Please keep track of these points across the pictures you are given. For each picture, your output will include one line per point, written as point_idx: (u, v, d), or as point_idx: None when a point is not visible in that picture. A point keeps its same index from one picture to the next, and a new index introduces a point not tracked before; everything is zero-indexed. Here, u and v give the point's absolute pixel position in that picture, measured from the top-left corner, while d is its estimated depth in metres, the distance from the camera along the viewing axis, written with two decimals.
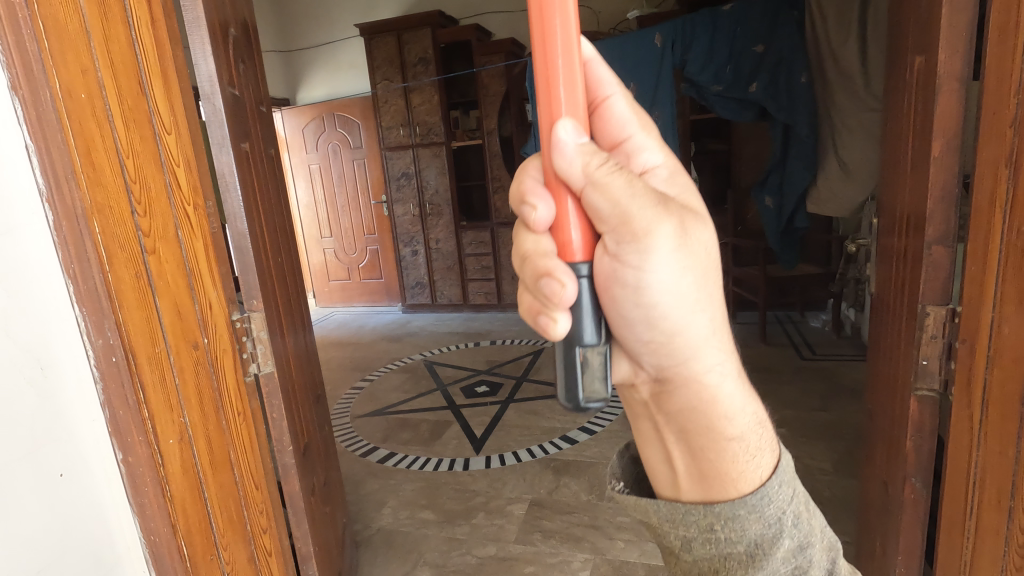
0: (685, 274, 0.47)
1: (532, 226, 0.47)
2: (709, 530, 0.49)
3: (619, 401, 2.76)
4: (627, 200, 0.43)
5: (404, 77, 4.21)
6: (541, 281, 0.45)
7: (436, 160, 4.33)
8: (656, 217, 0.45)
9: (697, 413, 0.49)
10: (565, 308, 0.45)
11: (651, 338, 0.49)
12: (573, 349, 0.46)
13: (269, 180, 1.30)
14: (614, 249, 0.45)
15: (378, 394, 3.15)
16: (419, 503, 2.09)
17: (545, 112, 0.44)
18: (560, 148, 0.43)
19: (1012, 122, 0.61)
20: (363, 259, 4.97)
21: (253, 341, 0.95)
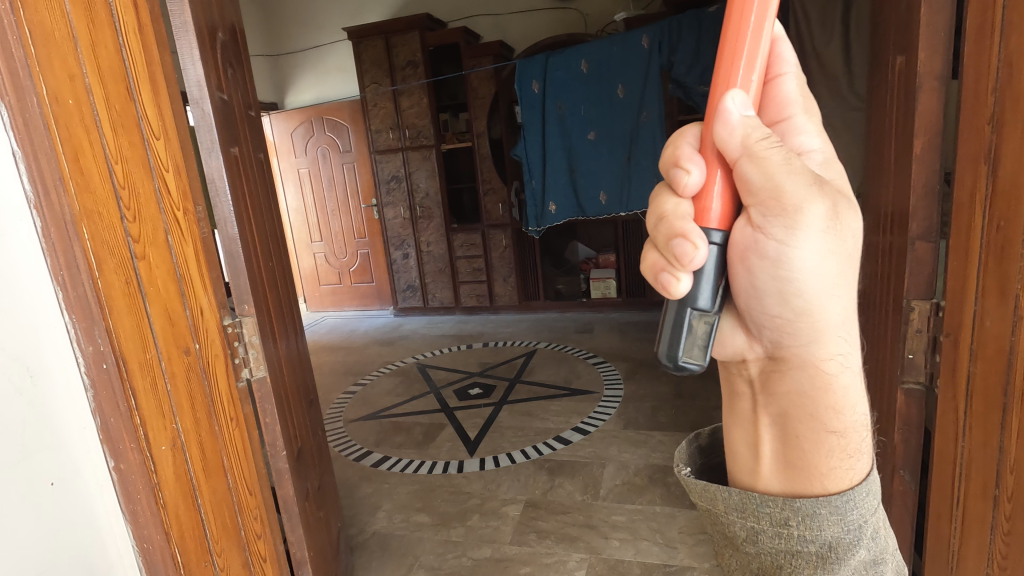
0: (830, 257, 0.47)
1: (678, 190, 0.47)
2: (782, 524, 0.50)
3: (613, 401, 2.76)
4: (782, 175, 0.44)
5: (392, 80, 4.21)
6: (673, 242, 0.46)
7: (426, 163, 4.33)
8: (810, 195, 0.45)
9: (807, 399, 0.49)
10: (688, 271, 0.45)
11: (779, 313, 0.49)
12: (685, 310, 0.48)
13: (260, 187, 1.29)
14: (760, 222, 0.46)
15: (372, 398, 3.14)
16: (414, 506, 2.09)
17: (721, 81, 0.45)
18: (731, 115, 0.44)
19: (989, 120, 0.62)
20: (354, 263, 4.95)
21: (245, 346, 0.95)
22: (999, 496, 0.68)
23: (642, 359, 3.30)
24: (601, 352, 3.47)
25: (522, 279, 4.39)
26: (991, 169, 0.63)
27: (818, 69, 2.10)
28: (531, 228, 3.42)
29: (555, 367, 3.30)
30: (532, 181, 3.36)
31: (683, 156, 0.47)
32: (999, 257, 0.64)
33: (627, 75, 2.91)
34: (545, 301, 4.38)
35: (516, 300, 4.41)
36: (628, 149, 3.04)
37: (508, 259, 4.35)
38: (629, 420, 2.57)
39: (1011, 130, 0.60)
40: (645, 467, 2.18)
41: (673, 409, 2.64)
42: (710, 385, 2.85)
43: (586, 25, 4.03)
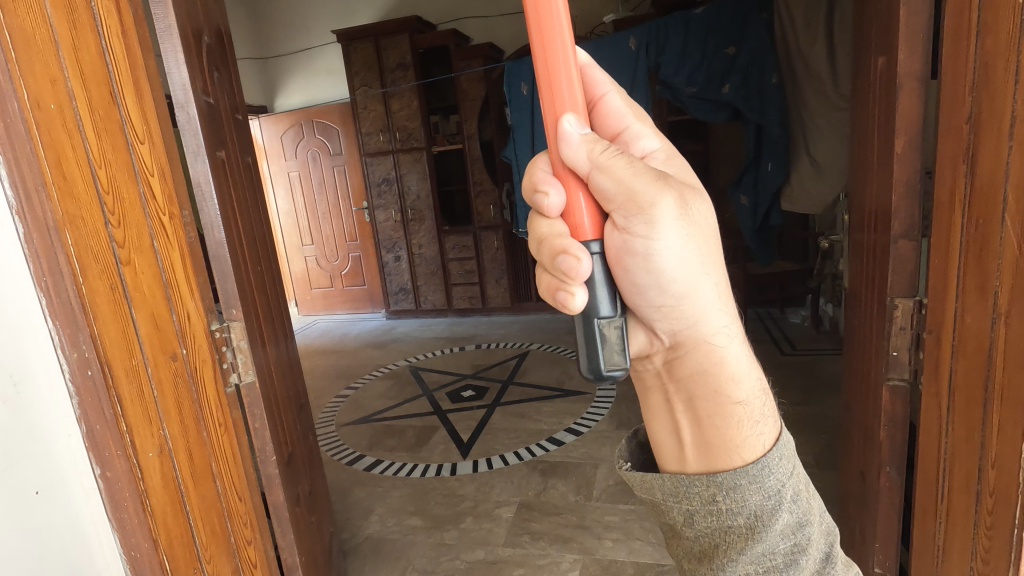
0: (690, 242, 0.51)
1: (546, 213, 0.52)
2: (711, 502, 0.49)
3: (604, 401, 2.77)
4: (630, 179, 0.48)
5: (382, 83, 4.20)
6: (558, 259, 0.50)
7: (417, 165, 4.32)
8: (658, 190, 0.49)
9: (707, 375, 0.51)
10: (581, 283, 0.50)
11: (661, 302, 0.52)
12: (591, 322, 0.51)
13: (247, 190, 1.28)
14: (623, 224, 0.49)
15: (364, 401, 3.13)
16: (406, 509, 2.08)
17: (549, 110, 0.49)
18: (567, 138, 0.48)
19: (967, 120, 0.63)
20: (345, 266, 4.93)
21: (232, 351, 0.95)
22: (981, 490, 0.68)
23: None
24: None
25: (515, 280, 4.39)
26: (965, 165, 0.64)
27: (805, 70, 2.12)
28: (521, 229, 3.44)
29: (547, 368, 3.30)
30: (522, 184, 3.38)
31: (540, 182, 0.51)
32: (978, 254, 0.64)
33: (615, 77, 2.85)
34: (538, 301, 4.39)
35: (508, 302, 4.41)
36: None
37: (500, 261, 4.35)
38: (620, 420, 2.58)
39: (987, 130, 0.60)
40: None
41: None
42: None
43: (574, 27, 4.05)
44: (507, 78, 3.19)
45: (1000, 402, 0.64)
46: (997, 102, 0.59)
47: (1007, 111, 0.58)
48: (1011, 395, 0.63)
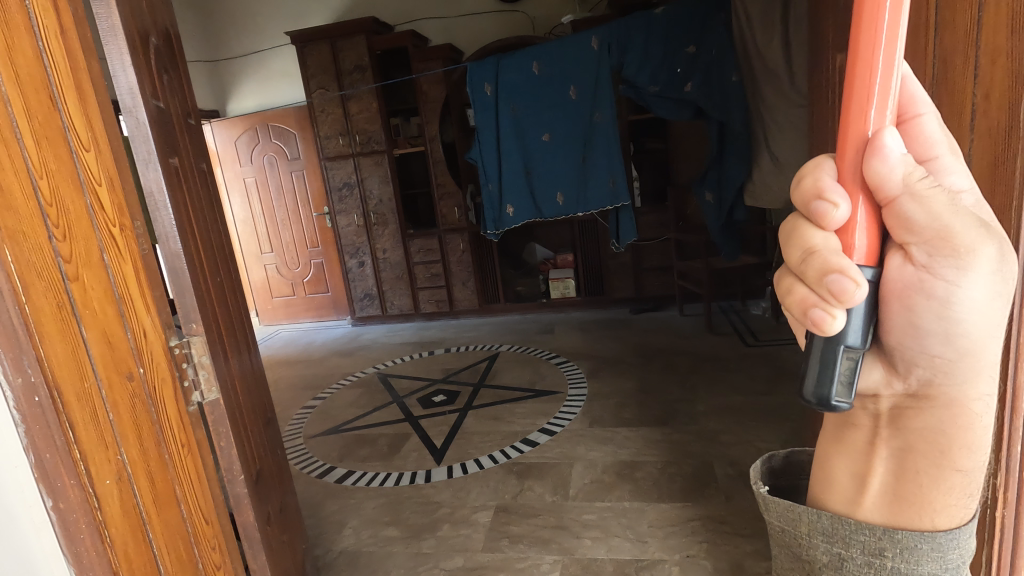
0: (1001, 298, 0.43)
1: (823, 225, 0.42)
2: (874, 554, 0.47)
3: (578, 400, 2.79)
4: (947, 215, 0.41)
5: (339, 85, 4.12)
6: (828, 277, 0.40)
7: (378, 168, 4.25)
8: (980, 237, 0.42)
9: (940, 435, 0.45)
10: (846, 309, 0.40)
11: (939, 353, 0.44)
12: (834, 347, 0.42)
13: (203, 199, 1.22)
14: (924, 261, 0.43)
15: (333, 411, 3.06)
16: (382, 520, 2.04)
17: (857, 113, 0.40)
18: (883, 151, 0.39)
19: (929, 114, 0.63)
20: (307, 274, 4.81)
21: (194, 367, 0.91)
22: None
23: (605, 357, 3.34)
24: (564, 352, 3.49)
25: (482, 282, 4.37)
26: None
27: (762, 67, 2.18)
28: (489, 231, 3.37)
29: (519, 369, 3.30)
30: (489, 185, 3.31)
31: (826, 188, 0.42)
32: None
33: (579, 76, 2.91)
34: (506, 303, 4.38)
35: (477, 304, 4.39)
36: (583, 149, 3.07)
37: (467, 263, 4.32)
38: (594, 418, 2.59)
39: (947, 123, 0.61)
40: (614, 464, 2.20)
41: (637, 404, 2.68)
42: (672, 379, 2.91)
43: (533, 27, 4.06)
44: (469, 79, 3.08)
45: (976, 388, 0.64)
46: (956, 101, 0.60)
47: (967, 107, 0.58)
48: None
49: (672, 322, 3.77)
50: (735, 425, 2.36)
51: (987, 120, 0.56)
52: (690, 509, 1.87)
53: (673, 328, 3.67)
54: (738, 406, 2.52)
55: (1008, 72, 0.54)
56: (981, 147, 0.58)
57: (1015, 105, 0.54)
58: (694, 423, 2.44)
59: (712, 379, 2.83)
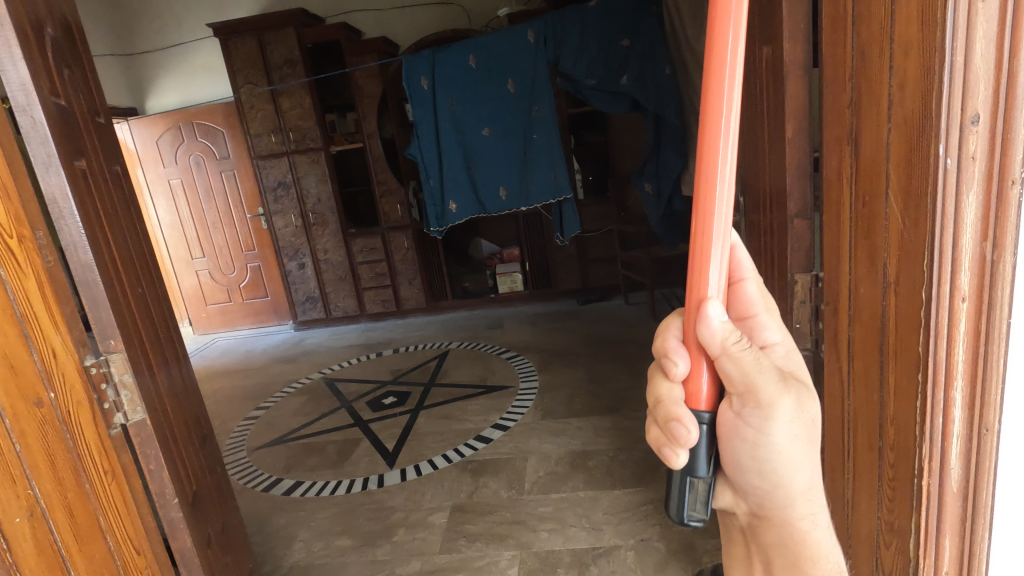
0: (799, 440, 0.45)
1: (668, 377, 0.45)
2: None
3: (529, 393, 2.80)
4: (755, 370, 0.42)
5: (269, 80, 3.94)
6: (669, 423, 0.44)
7: (315, 166, 4.10)
8: (780, 389, 0.44)
9: (789, 550, 0.48)
10: (687, 451, 0.44)
11: (759, 484, 0.47)
12: (686, 476, 0.46)
13: (118, 204, 1.13)
14: (735, 410, 0.44)
15: (277, 421, 2.93)
16: (334, 530, 1.97)
17: (694, 279, 0.42)
18: (708, 317, 0.41)
19: (849, 103, 0.63)
20: (243, 278, 4.58)
21: (113, 388, 0.91)
22: (883, 446, 0.64)
23: (554, 349, 3.37)
24: (514, 347, 3.49)
25: (429, 280, 4.31)
26: (844, 145, 0.65)
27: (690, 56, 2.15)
28: (432, 228, 3.31)
29: (469, 366, 3.28)
30: (430, 181, 3.24)
31: (670, 349, 0.45)
32: (866, 232, 0.62)
33: (516, 70, 2.90)
34: (454, 300, 4.34)
35: (424, 302, 4.33)
36: (524, 143, 3.07)
37: (412, 261, 4.24)
38: (546, 410, 2.61)
39: (866, 111, 0.60)
40: (566, 455, 2.22)
41: (587, 394, 2.72)
42: (619, 367, 2.97)
43: (469, 20, 4.01)
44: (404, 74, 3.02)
45: (894, 360, 0.60)
46: (876, 88, 0.58)
47: (884, 96, 0.56)
48: (902, 360, 0.59)
49: (618, 312, 3.84)
50: None
51: (901, 109, 0.54)
52: (642, 493, 1.92)
53: (619, 317, 3.75)
54: None
55: (919, 58, 0.51)
56: (896, 134, 0.55)
57: (927, 91, 0.50)
58: (642, 408, 2.50)
59: None
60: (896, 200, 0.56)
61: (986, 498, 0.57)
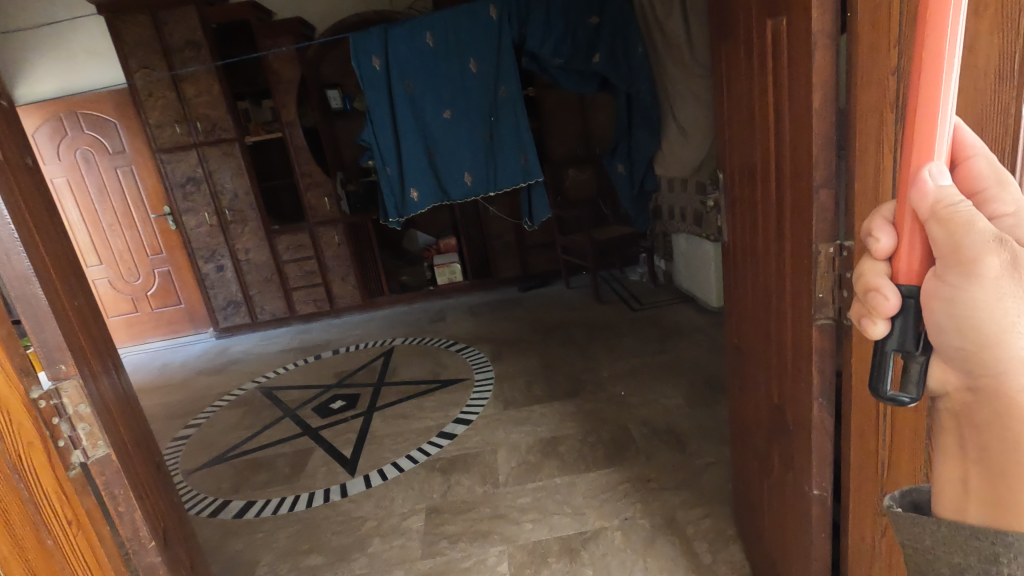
0: (1007, 297, 0.44)
1: (874, 256, 0.49)
2: (992, 559, 0.45)
3: (487, 384, 2.76)
4: (968, 230, 0.43)
5: (169, 64, 3.56)
6: (869, 294, 0.48)
7: (229, 159, 3.77)
8: (991, 245, 0.43)
9: (1004, 426, 0.46)
10: (887, 318, 0.47)
11: (963, 346, 0.46)
12: (887, 352, 0.48)
13: (43, 208, 0.96)
14: (938, 271, 0.45)
15: (212, 438, 2.68)
16: (301, 549, 1.83)
17: (919, 146, 0.45)
18: (932, 178, 0.44)
19: (894, 69, 0.64)
20: (151, 285, 4.14)
21: (68, 422, 0.76)
22: None
23: (504, 338, 3.33)
24: (462, 338, 3.42)
25: (363, 276, 4.11)
26: (879, 116, 0.66)
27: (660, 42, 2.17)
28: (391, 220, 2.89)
29: (418, 362, 3.17)
30: (387, 168, 2.81)
31: (875, 228, 0.49)
32: None
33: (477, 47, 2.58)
34: (392, 295, 4.18)
35: (360, 298, 4.14)
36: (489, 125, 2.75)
37: (344, 257, 4.04)
38: (506, 400, 2.58)
39: None
40: (536, 443, 2.20)
41: (544, 380, 2.72)
42: (572, 351, 3.00)
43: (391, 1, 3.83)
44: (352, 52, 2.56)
45: None
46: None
47: None
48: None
49: (561, 296, 3.88)
50: (640, 385, 2.51)
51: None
52: (617, 473, 1.94)
53: (563, 301, 3.78)
54: (637, 367, 2.68)
55: None
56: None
57: (1002, 68, 0.63)
58: (602, 389, 2.54)
59: (608, 346, 2.97)
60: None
61: None
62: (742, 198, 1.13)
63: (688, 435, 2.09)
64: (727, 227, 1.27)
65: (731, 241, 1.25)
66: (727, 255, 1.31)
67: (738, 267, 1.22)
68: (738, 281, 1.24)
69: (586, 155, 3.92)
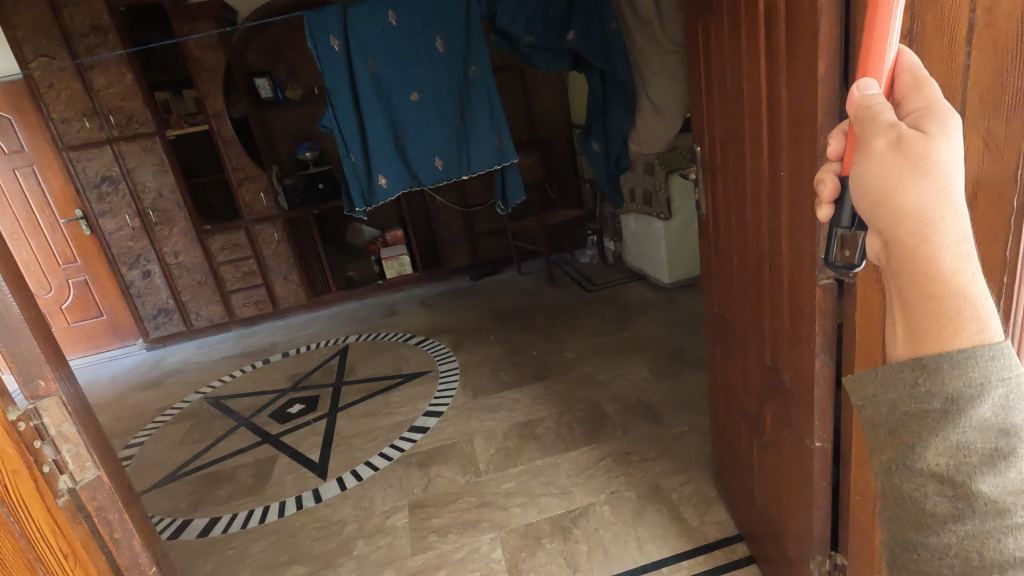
0: (892, 167, 0.42)
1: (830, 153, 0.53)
2: (914, 387, 0.40)
3: (453, 374, 2.72)
4: (869, 122, 0.44)
5: (73, 52, 3.23)
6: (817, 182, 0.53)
7: (149, 154, 3.48)
8: (881, 132, 0.43)
9: (909, 273, 0.41)
10: (830, 202, 0.52)
11: (866, 207, 0.44)
12: (834, 230, 0.52)
13: None
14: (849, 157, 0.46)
15: (160, 456, 2.48)
16: (279, 561, 1.73)
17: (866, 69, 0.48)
18: (861, 89, 0.47)
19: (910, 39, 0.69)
20: (66, 297, 3.75)
21: (51, 445, 0.67)
22: None
23: (463, 327, 3.29)
24: (419, 331, 3.35)
25: (307, 273, 3.93)
26: None
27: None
28: (356, 210, 2.54)
29: (377, 358, 3.07)
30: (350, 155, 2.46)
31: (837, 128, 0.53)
32: None
33: (443, 24, 2.32)
34: (339, 292, 4.02)
35: (304, 297, 3.95)
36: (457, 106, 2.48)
37: (285, 254, 3.84)
38: (475, 388, 2.56)
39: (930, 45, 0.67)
40: (511, 428, 2.20)
41: (511, 365, 2.72)
42: (534, 335, 3.01)
43: None
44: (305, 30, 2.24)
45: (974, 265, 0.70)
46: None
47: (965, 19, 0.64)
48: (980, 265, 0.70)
49: (514, 282, 3.88)
50: (606, 362, 2.56)
51: (989, 31, 0.62)
52: (597, 450, 1.97)
53: (517, 287, 3.78)
54: (599, 345, 2.74)
55: None
56: (979, 52, 0.64)
57: None
58: (569, 370, 2.57)
59: (567, 327, 3.01)
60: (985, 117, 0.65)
61: None
62: (726, 169, 1.16)
63: (659, 406, 2.17)
64: (705, 199, 1.31)
65: (711, 211, 1.29)
66: (705, 226, 1.35)
67: (721, 235, 1.26)
68: (721, 249, 1.28)
69: (530, 140, 3.93)
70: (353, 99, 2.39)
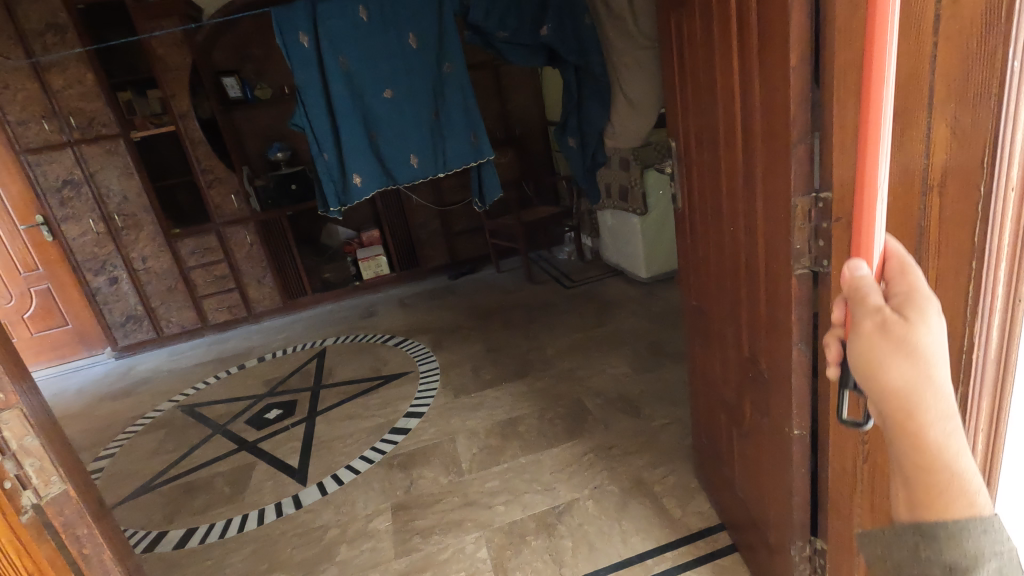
0: (881, 353, 0.47)
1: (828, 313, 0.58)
2: (917, 552, 0.46)
3: (433, 375, 2.69)
4: (860, 304, 0.49)
5: (29, 51, 3.12)
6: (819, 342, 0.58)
7: (114, 157, 3.37)
8: (870, 315, 0.48)
9: (903, 447, 0.48)
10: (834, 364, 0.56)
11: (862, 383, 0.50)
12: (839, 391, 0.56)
13: None
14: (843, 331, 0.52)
15: (132, 467, 2.41)
16: (259, 570, 1.70)
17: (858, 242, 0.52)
18: (850, 267, 0.51)
19: None
20: (28, 306, 3.62)
21: (13, 460, 0.64)
22: None
23: (442, 327, 3.27)
24: (398, 332, 3.31)
25: (281, 276, 3.85)
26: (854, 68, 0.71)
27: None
28: (330, 210, 2.50)
29: (356, 360, 3.03)
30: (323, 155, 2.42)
31: None
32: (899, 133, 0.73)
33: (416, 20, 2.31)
34: (315, 294, 3.96)
35: (279, 301, 3.88)
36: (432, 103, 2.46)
37: (259, 257, 3.77)
38: (456, 388, 2.54)
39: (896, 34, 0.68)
40: (493, 427, 2.19)
41: (492, 364, 2.71)
42: (514, 333, 3.01)
43: None
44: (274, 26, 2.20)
45: (941, 247, 0.72)
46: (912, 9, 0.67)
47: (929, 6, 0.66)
48: (949, 250, 0.72)
49: (492, 280, 3.86)
50: (586, 358, 2.57)
51: (953, 20, 0.64)
52: (579, 445, 1.98)
53: (496, 285, 3.77)
54: (579, 341, 2.75)
55: None
56: (944, 42, 0.65)
57: None
58: (550, 367, 2.57)
59: (547, 324, 3.01)
60: (948, 102, 0.67)
61: (1014, 359, 0.73)
62: (700, 162, 1.17)
63: (640, 400, 2.18)
64: (681, 192, 1.31)
65: (687, 205, 1.30)
66: (682, 219, 1.36)
67: (697, 228, 1.27)
68: (697, 242, 1.29)
69: (506, 138, 3.92)
70: (325, 97, 2.35)
